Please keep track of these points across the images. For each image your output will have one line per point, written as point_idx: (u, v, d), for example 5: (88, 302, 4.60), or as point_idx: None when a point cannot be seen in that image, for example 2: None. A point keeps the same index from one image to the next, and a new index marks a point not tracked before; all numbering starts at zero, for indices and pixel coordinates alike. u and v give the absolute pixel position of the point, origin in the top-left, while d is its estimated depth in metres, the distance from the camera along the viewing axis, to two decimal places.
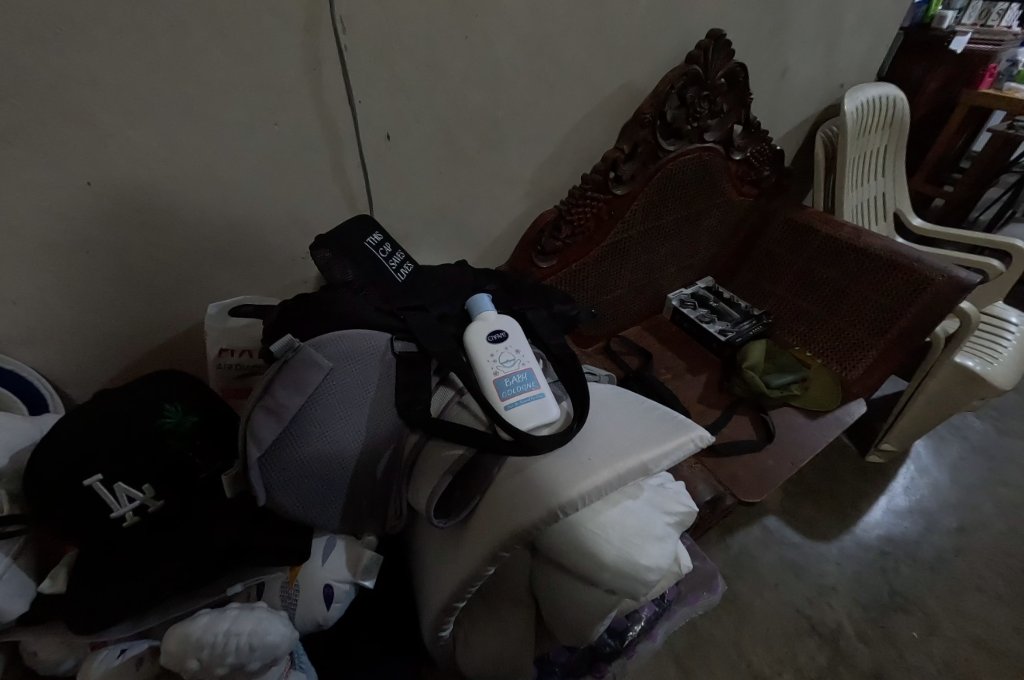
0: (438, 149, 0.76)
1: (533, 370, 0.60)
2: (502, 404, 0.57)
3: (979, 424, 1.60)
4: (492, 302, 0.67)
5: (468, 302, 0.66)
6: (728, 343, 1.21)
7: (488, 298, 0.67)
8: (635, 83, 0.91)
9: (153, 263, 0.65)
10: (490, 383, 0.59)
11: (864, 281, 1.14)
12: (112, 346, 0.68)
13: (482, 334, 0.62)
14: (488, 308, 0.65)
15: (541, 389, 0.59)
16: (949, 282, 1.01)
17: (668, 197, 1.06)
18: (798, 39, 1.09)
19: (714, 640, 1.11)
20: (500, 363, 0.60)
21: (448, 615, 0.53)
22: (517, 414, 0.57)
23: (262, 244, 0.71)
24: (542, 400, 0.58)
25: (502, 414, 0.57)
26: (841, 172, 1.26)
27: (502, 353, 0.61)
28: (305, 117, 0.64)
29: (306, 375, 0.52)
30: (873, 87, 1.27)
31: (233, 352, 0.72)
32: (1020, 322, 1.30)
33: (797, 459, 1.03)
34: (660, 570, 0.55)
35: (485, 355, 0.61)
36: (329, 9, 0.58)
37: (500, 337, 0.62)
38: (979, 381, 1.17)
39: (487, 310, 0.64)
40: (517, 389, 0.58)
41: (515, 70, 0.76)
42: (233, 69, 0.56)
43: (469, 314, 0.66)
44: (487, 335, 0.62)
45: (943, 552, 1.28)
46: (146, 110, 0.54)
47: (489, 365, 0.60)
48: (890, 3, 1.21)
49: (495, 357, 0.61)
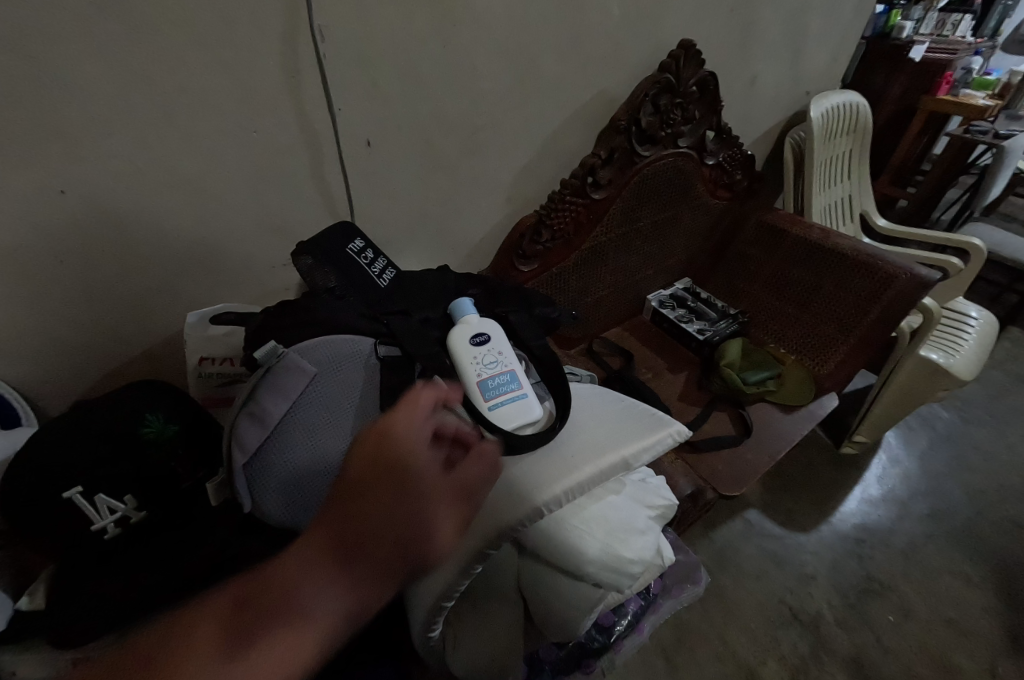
0: (419, 157, 0.77)
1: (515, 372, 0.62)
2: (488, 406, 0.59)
3: (946, 413, 1.66)
4: (474, 306, 0.68)
5: (450, 306, 0.67)
6: (707, 342, 1.24)
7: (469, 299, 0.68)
8: (610, 91, 0.93)
9: (131, 272, 0.64)
10: (473, 385, 0.60)
11: (833, 279, 1.18)
12: (87, 356, 0.67)
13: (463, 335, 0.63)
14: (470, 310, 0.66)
15: (524, 389, 0.60)
16: (912, 278, 1.06)
17: (646, 200, 1.08)
18: (765, 48, 1.13)
19: (700, 633, 1.13)
20: (484, 365, 0.62)
21: (437, 616, 0.53)
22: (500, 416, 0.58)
23: (242, 252, 0.71)
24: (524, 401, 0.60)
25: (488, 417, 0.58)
26: (809, 176, 1.31)
27: (486, 355, 0.62)
28: (285, 123, 0.64)
29: (291, 380, 0.53)
30: (837, 95, 1.33)
31: (213, 360, 0.71)
32: (979, 316, 1.37)
33: (774, 452, 1.06)
34: (643, 562, 0.57)
35: (468, 358, 0.62)
36: (309, 20, 0.59)
37: (483, 339, 0.63)
38: (943, 374, 1.22)
39: (469, 313, 0.65)
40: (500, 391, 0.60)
41: (493, 78, 0.77)
42: (213, 76, 0.57)
43: (452, 317, 0.67)
44: (470, 338, 0.63)
45: (916, 538, 1.33)
46: (122, 117, 0.54)
47: (473, 369, 0.61)
48: (853, 12, 1.26)
49: (479, 360, 0.62)
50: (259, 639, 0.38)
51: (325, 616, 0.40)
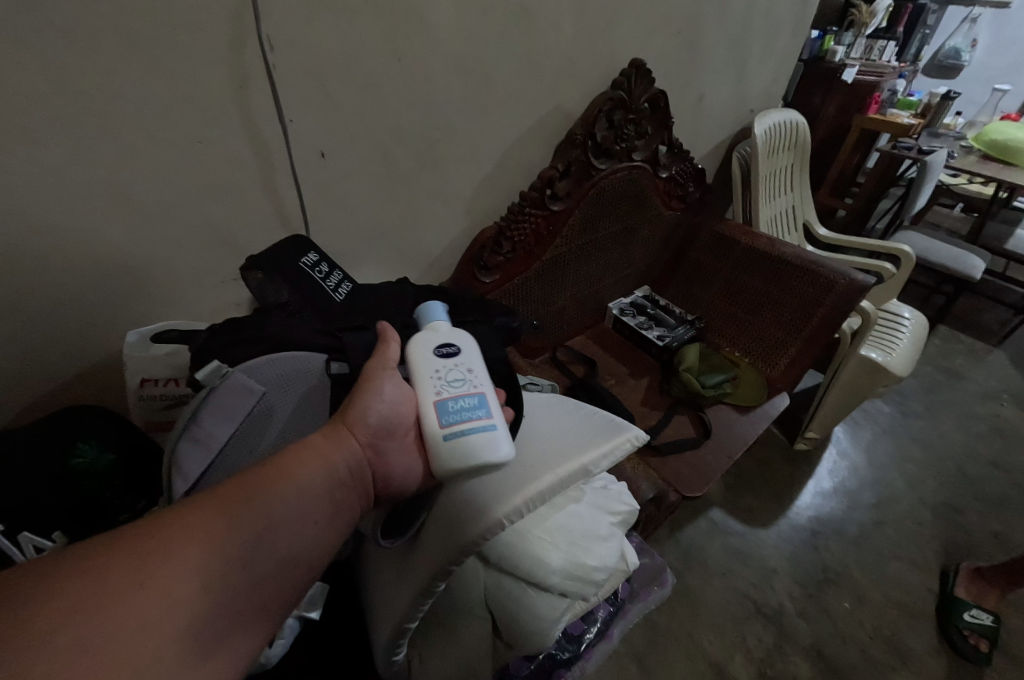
0: (375, 169, 0.77)
1: (487, 398, 0.55)
2: (439, 434, 0.51)
3: (887, 408, 1.77)
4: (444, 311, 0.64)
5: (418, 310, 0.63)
6: (666, 348, 1.27)
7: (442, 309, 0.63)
8: (566, 106, 0.96)
9: (63, 290, 0.60)
10: (430, 404, 0.53)
11: (780, 286, 1.24)
12: (11, 384, 0.61)
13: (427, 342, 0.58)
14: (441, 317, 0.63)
15: (492, 419, 0.53)
16: (849, 283, 1.14)
17: (604, 211, 1.11)
18: (712, 67, 1.19)
19: (670, 633, 1.15)
20: (447, 383, 0.54)
21: (401, 638, 0.52)
22: (453, 450, 0.51)
23: (187, 267, 0.68)
24: (491, 439, 0.52)
25: (435, 446, 0.51)
26: (756, 187, 1.38)
27: (449, 368, 0.56)
28: (233, 134, 0.62)
29: (236, 402, 0.51)
30: (778, 112, 1.41)
31: (156, 382, 0.67)
32: (911, 315, 1.47)
33: (732, 453, 1.09)
34: (606, 569, 0.59)
35: (427, 366, 0.56)
36: (257, 28, 0.58)
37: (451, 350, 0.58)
38: (882, 370, 1.30)
39: (440, 320, 0.60)
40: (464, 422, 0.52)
41: (450, 92, 0.78)
42: (154, 84, 0.54)
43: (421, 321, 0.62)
44: (439, 349, 0.57)
45: (866, 526, 1.40)
46: (51, 124, 0.51)
47: (432, 383, 0.54)
48: (791, 35, 1.34)
49: (442, 376, 0.55)
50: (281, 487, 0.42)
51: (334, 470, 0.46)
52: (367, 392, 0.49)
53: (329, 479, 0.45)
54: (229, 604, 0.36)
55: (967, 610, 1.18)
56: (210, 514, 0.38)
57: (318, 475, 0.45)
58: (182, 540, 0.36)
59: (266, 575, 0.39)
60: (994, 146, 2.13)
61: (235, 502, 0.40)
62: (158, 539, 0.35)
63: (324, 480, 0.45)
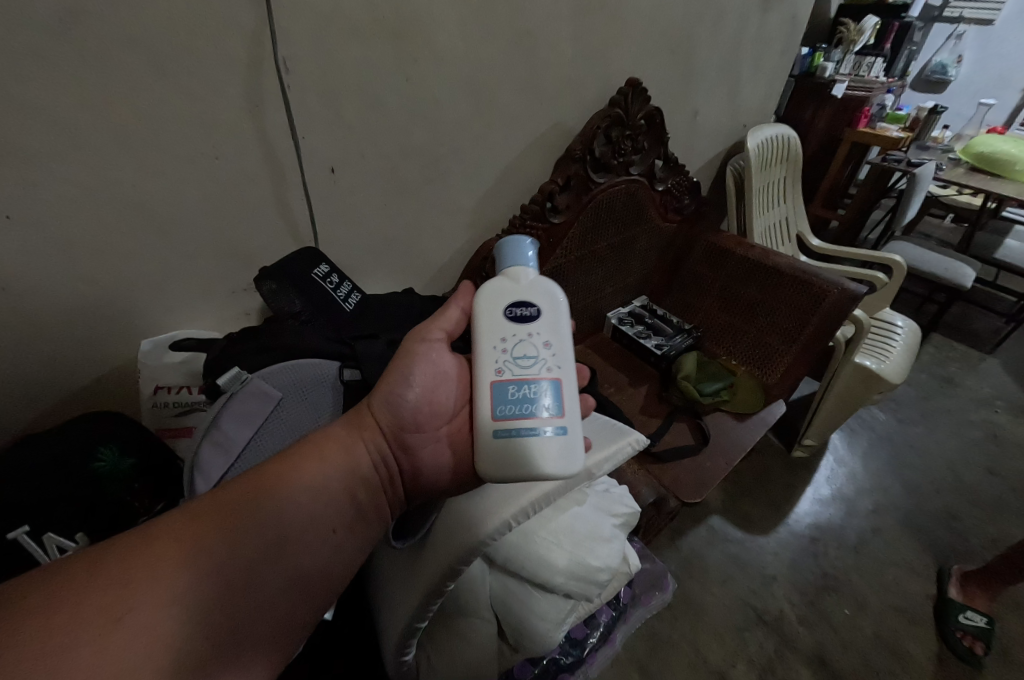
0: (383, 184, 0.80)
1: (561, 388, 0.50)
2: (492, 426, 0.48)
3: (883, 415, 1.80)
4: (533, 253, 0.56)
5: (504, 247, 0.56)
6: (664, 356, 1.29)
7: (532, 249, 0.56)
8: (566, 122, 0.99)
9: (82, 300, 0.62)
10: (488, 385, 0.49)
11: (776, 295, 1.27)
12: (29, 391, 0.63)
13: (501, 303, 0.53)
14: (526, 259, 0.55)
15: (560, 411, 0.48)
16: (843, 292, 1.16)
17: (602, 224, 1.14)
18: (706, 85, 1.23)
19: (672, 641, 1.16)
20: (512, 359, 0.50)
21: (410, 638, 0.53)
22: (508, 445, 0.47)
23: (200, 278, 0.70)
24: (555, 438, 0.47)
25: (484, 437, 0.48)
26: (750, 199, 1.41)
27: (518, 340, 0.51)
28: (248, 150, 0.65)
29: (256, 407, 0.55)
30: (771, 127, 1.45)
31: (170, 388, 0.71)
32: (904, 324, 1.50)
33: (731, 459, 1.11)
34: (610, 569, 0.61)
35: (492, 336, 0.51)
36: (273, 51, 0.61)
37: (526, 314, 0.52)
38: (876, 377, 1.32)
39: (523, 272, 0.54)
40: (526, 413, 0.48)
41: (455, 111, 0.81)
42: (174, 104, 0.57)
43: (502, 263, 0.56)
44: (513, 312, 0.52)
45: (864, 532, 1.42)
46: (78, 144, 0.54)
47: (495, 359, 0.50)
48: (782, 53, 1.39)
49: (508, 351, 0.50)
50: (271, 496, 0.45)
51: (323, 480, 0.48)
52: (397, 379, 0.51)
53: (320, 487, 0.48)
54: (219, 610, 0.39)
55: (961, 611, 1.20)
56: (196, 528, 0.41)
57: (309, 484, 0.47)
58: (177, 547, 0.40)
59: (258, 581, 0.42)
60: (981, 158, 2.19)
61: (224, 512, 0.43)
62: (153, 548, 0.39)
63: (315, 489, 0.47)
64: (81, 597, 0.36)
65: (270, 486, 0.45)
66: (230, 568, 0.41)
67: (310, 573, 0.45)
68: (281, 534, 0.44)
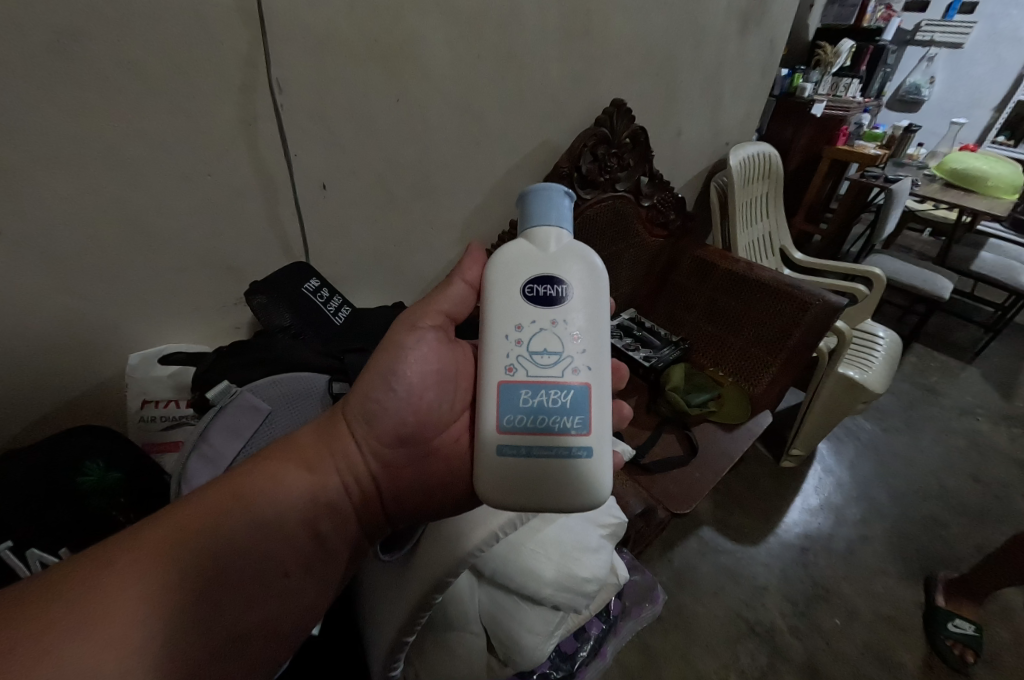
0: (373, 201, 0.81)
1: (589, 396, 0.49)
2: (499, 438, 0.48)
3: (868, 424, 1.82)
4: (563, 215, 0.54)
5: (530, 199, 0.54)
6: (652, 368, 1.30)
7: (561, 206, 0.54)
8: (553, 140, 1.02)
9: (70, 314, 0.62)
10: (495, 386, 0.49)
11: (760, 307, 1.30)
12: (13, 406, 0.62)
13: (526, 287, 0.50)
14: (553, 223, 0.53)
15: (579, 416, 0.48)
16: (824, 304, 1.19)
17: (590, 239, 1.17)
18: (689, 105, 1.27)
19: (664, 654, 1.15)
20: (529, 354, 0.49)
21: (398, 653, 0.52)
22: (515, 455, 0.48)
23: (191, 292, 0.71)
24: (580, 457, 0.48)
25: (486, 444, 0.48)
26: (733, 214, 1.45)
27: (536, 331, 0.50)
28: (240, 167, 0.66)
29: (245, 418, 0.55)
30: (752, 145, 1.50)
31: (158, 402, 0.71)
32: (885, 334, 1.53)
33: (719, 470, 1.12)
34: (597, 579, 0.62)
35: (507, 325, 0.50)
36: (267, 72, 0.62)
37: (547, 297, 0.50)
38: (860, 387, 1.35)
39: (548, 245, 0.52)
40: (543, 423, 0.48)
41: (444, 130, 0.83)
42: (168, 123, 0.58)
43: (528, 222, 0.53)
44: (535, 298, 0.50)
45: (853, 541, 1.43)
46: (72, 162, 0.55)
47: (511, 353, 0.49)
48: (762, 74, 1.43)
49: (524, 343, 0.49)
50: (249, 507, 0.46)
51: (296, 492, 0.50)
52: (379, 385, 0.52)
53: (295, 498, 0.49)
54: (196, 617, 0.41)
55: (950, 620, 1.21)
56: (173, 537, 0.43)
57: (286, 496, 0.49)
58: (153, 556, 0.41)
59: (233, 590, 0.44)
60: (955, 175, 2.26)
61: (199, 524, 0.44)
62: (130, 557, 0.41)
63: (291, 500, 0.49)
64: (60, 606, 0.37)
65: (242, 497, 0.47)
66: (207, 577, 0.43)
67: (285, 588, 0.48)
68: (251, 556, 0.45)
